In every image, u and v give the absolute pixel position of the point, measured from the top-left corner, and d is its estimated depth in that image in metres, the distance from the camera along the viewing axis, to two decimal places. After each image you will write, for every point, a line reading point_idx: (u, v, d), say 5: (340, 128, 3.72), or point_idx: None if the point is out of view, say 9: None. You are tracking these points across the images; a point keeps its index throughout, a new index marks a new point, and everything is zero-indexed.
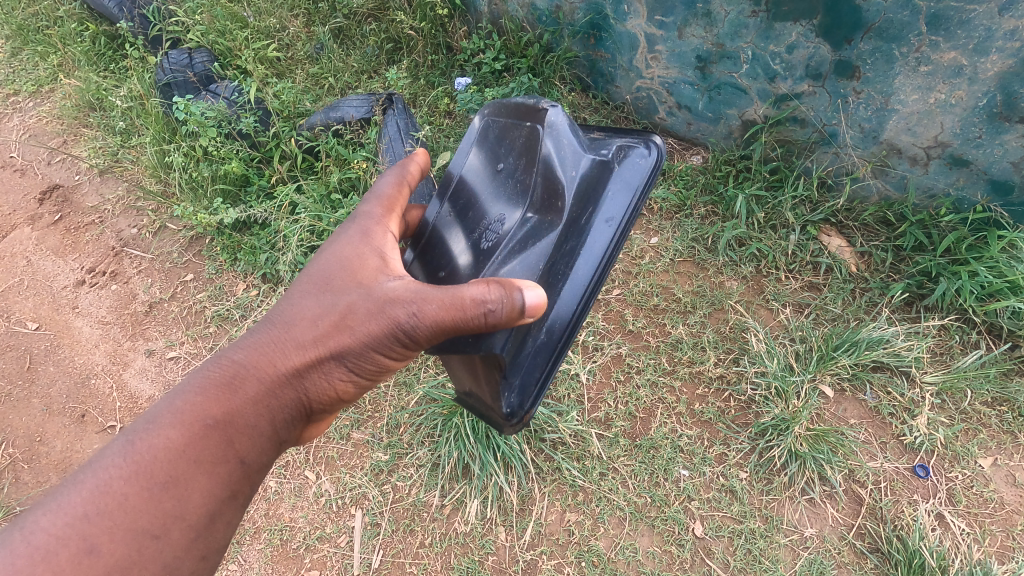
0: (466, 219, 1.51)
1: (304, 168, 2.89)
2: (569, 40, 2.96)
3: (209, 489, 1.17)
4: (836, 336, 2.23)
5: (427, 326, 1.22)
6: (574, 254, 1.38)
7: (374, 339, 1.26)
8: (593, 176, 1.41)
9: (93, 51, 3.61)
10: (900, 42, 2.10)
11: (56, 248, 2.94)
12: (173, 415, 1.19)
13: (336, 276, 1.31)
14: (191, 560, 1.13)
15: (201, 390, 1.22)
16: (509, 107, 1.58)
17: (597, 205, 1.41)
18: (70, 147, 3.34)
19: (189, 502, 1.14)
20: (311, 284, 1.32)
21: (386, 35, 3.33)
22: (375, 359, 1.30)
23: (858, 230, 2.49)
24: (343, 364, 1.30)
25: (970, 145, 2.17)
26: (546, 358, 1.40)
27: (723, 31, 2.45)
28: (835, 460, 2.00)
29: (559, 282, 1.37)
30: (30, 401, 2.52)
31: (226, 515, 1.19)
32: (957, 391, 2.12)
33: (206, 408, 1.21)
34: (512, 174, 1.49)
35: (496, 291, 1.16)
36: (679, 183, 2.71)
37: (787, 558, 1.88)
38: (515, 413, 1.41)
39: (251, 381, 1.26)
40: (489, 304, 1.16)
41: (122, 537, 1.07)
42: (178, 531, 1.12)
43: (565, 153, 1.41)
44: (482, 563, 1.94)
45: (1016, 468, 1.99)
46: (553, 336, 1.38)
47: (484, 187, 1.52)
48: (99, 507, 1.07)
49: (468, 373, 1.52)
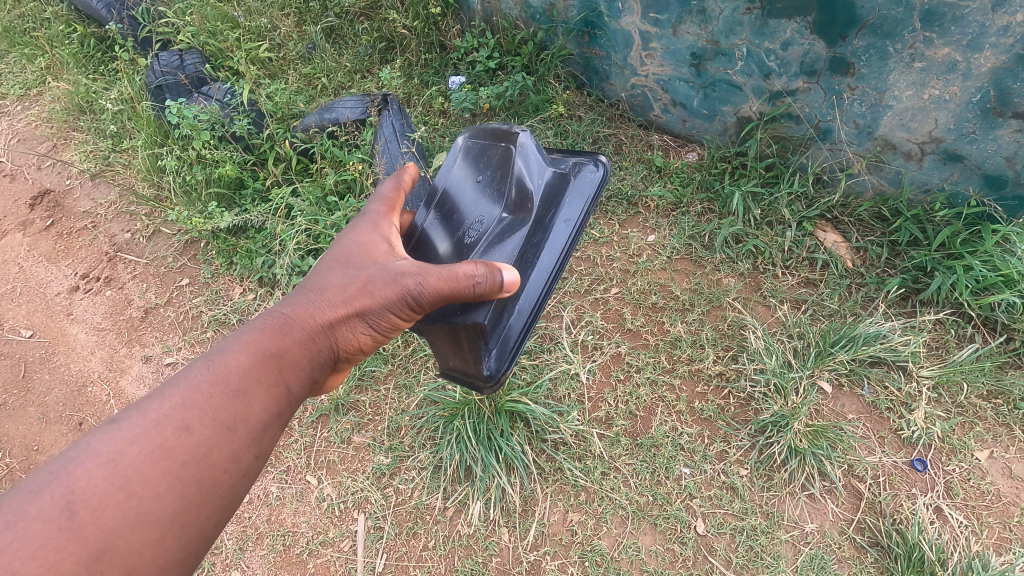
0: (450, 222, 1.64)
1: (299, 170, 2.88)
2: (563, 38, 2.95)
3: (270, 400, 1.24)
4: (834, 332, 2.25)
5: (431, 294, 1.34)
6: (540, 247, 1.53)
7: (391, 302, 1.36)
8: (554, 185, 1.60)
9: (82, 53, 3.58)
10: (894, 38, 2.11)
11: (49, 254, 2.91)
12: (239, 340, 1.28)
13: (355, 254, 1.43)
14: (249, 457, 1.18)
15: (260, 326, 1.31)
16: (486, 130, 1.73)
17: (557, 208, 1.57)
18: (60, 151, 3.30)
19: (252, 409, 1.21)
20: (336, 259, 1.43)
21: (378, 34, 3.30)
22: (394, 318, 1.39)
23: (853, 225, 2.50)
24: (367, 320, 1.38)
25: (964, 141, 2.18)
26: (520, 330, 1.51)
27: (718, 28, 2.44)
28: (835, 455, 2.01)
29: (526, 269, 1.52)
30: (27, 409, 2.49)
31: (281, 427, 1.26)
32: (954, 384, 2.14)
33: (265, 338, 1.28)
34: (491, 184, 1.64)
35: (482, 267, 1.32)
36: (675, 180, 2.72)
37: (788, 554, 1.89)
38: (495, 376, 1.52)
39: (297, 325, 1.33)
40: (477, 277, 1.31)
41: (205, 424, 1.15)
42: (245, 429, 1.19)
43: (532, 166, 1.59)
44: (486, 564, 1.95)
45: (1012, 460, 2.02)
46: (524, 315, 1.51)
47: (466, 195, 1.67)
48: (189, 398, 1.16)
49: (450, 345, 1.55)
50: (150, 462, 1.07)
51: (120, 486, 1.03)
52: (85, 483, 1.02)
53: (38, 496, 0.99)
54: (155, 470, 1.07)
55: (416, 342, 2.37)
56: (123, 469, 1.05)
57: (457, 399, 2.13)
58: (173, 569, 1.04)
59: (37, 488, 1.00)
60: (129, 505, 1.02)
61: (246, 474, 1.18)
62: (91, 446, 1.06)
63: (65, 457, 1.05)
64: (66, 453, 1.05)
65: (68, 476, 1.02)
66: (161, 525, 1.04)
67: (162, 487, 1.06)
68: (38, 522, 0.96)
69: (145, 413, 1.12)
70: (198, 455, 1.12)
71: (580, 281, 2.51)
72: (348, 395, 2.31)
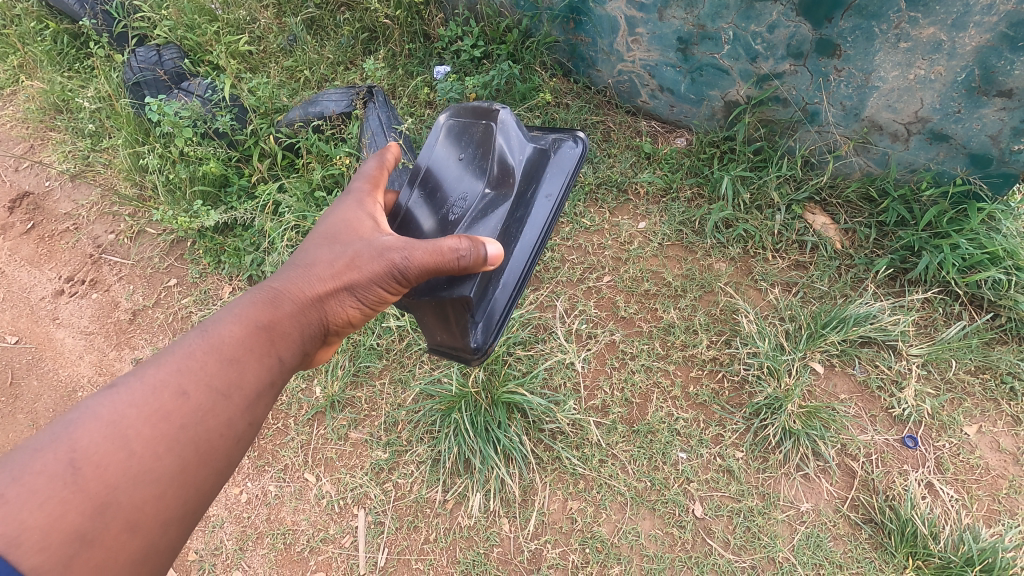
0: (434, 199, 1.63)
1: (285, 165, 2.85)
2: (548, 24, 2.92)
3: (262, 369, 1.23)
4: (825, 314, 2.26)
5: (417, 268, 1.33)
6: (522, 222, 1.53)
7: (378, 276, 1.35)
8: (535, 160, 1.57)
9: (55, 50, 3.48)
10: (879, 19, 2.11)
11: (31, 258, 2.86)
12: (231, 312, 1.26)
13: (342, 232, 1.43)
14: (242, 424, 1.17)
15: (250, 300, 1.30)
16: (467, 108, 1.72)
17: (539, 183, 1.57)
18: (38, 152, 3.23)
19: (245, 377, 1.20)
20: (322, 238, 1.43)
21: (361, 24, 3.24)
22: (381, 293, 1.38)
23: (842, 207, 2.52)
24: (354, 295, 1.37)
25: (949, 120, 2.20)
26: (505, 303, 1.50)
27: (704, 12, 2.43)
28: (828, 435, 2.04)
29: (509, 243, 1.51)
30: (16, 417, 2.46)
31: (274, 397, 1.25)
32: (943, 361, 2.17)
33: (256, 311, 1.27)
34: (473, 161, 1.62)
35: (465, 242, 1.31)
36: (664, 167, 2.72)
37: (785, 534, 1.92)
38: (482, 348, 1.51)
39: (287, 299, 1.32)
40: (462, 251, 1.30)
41: (202, 389, 1.14)
42: (240, 396, 1.18)
43: (513, 143, 1.56)
44: (487, 555, 1.96)
45: (1000, 434, 2.06)
46: (508, 289, 1.50)
47: (449, 172, 1.65)
48: (185, 364, 1.14)
49: (438, 320, 1.56)
50: (149, 423, 1.06)
51: (121, 445, 1.02)
52: (87, 441, 1.00)
53: (41, 453, 0.97)
54: (155, 432, 1.06)
55: (410, 335, 2.37)
56: (123, 429, 1.03)
57: (453, 392, 2.13)
58: (173, 527, 1.04)
59: (40, 445, 0.97)
60: (130, 463, 1.01)
61: (240, 441, 1.17)
62: (90, 408, 1.04)
63: (65, 419, 1.02)
64: (66, 414, 1.03)
65: (69, 435, 1.00)
66: (161, 483, 1.03)
67: (161, 448, 1.05)
68: (42, 476, 0.94)
69: (143, 378, 1.11)
70: (195, 419, 1.11)
71: (572, 270, 2.50)
72: (344, 392, 2.30)
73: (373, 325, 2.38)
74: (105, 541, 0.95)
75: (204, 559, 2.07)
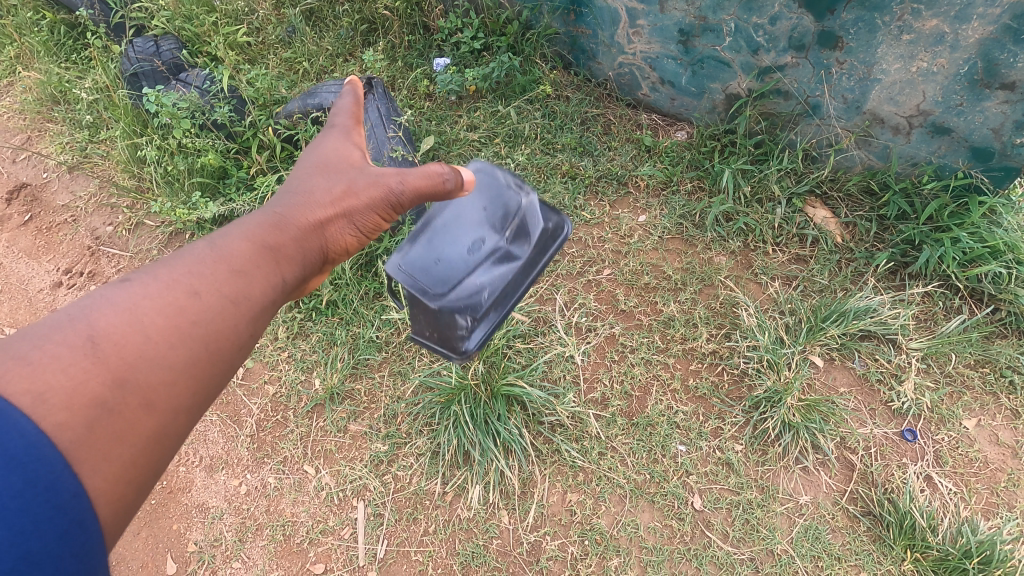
0: (448, 235, 1.60)
1: (284, 158, 2.84)
2: (548, 16, 2.91)
3: (270, 283, 1.18)
4: (825, 307, 2.26)
5: (411, 193, 1.41)
6: (516, 280, 1.64)
7: (375, 202, 1.40)
8: (541, 241, 1.66)
9: (52, 41, 3.46)
10: (882, 11, 2.10)
11: (29, 250, 2.85)
12: (237, 228, 1.22)
13: (333, 163, 1.43)
14: (249, 334, 1.13)
15: (254, 220, 1.26)
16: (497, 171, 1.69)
17: (537, 255, 1.67)
18: (35, 143, 3.21)
19: (254, 287, 1.15)
20: (313, 168, 1.43)
21: (360, 15, 3.22)
22: (376, 218, 1.43)
23: (842, 200, 2.51)
24: (352, 221, 1.39)
25: (951, 113, 2.19)
26: (482, 335, 1.63)
27: (705, 4, 2.42)
28: (827, 429, 2.04)
29: (501, 296, 1.62)
30: None
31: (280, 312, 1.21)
32: (942, 355, 2.17)
33: (262, 229, 1.24)
34: (493, 215, 1.62)
35: (450, 168, 1.42)
36: (665, 160, 2.71)
37: (784, 526, 1.93)
38: (467, 351, 1.64)
39: (290, 222, 1.29)
40: (447, 175, 1.40)
41: (213, 292, 1.09)
42: (249, 306, 1.13)
43: (529, 220, 1.64)
44: (486, 547, 1.96)
45: (999, 428, 2.06)
46: (488, 327, 1.63)
47: (466, 214, 1.62)
48: (196, 267, 1.10)
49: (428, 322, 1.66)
50: (162, 315, 1.03)
51: (136, 330, 1.00)
52: (104, 323, 0.98)
53: (60, 329, 0.96)
54: (166, 324, 1.02)
55: (410, 328, 2.36)
56: (137, 316, 1.01)
57: (452, 385, 2.13)
58: (183, 415, 1.03)
59: (58, 323, 0.96)
60: (145, 349, 0.99)
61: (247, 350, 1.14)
62: (104, 297, 1.01)
63: (80, 303, 1.00)
64: (80, 300, 1.01)
65: (86, 315, 0.98)
66: (173, 371, 1.01)
67: (173, 339, 1.02)
68: (62, 347, 0.94)
69: (155, 275, 1.07)
70: (206, 319, 1.07)
71: (571, 263, 2.49)
72: (343, 384, 2.29)
73: (372, 318, 2.38)
74: (120, 413, 0.95)
75: (204, 551, 2.07)
